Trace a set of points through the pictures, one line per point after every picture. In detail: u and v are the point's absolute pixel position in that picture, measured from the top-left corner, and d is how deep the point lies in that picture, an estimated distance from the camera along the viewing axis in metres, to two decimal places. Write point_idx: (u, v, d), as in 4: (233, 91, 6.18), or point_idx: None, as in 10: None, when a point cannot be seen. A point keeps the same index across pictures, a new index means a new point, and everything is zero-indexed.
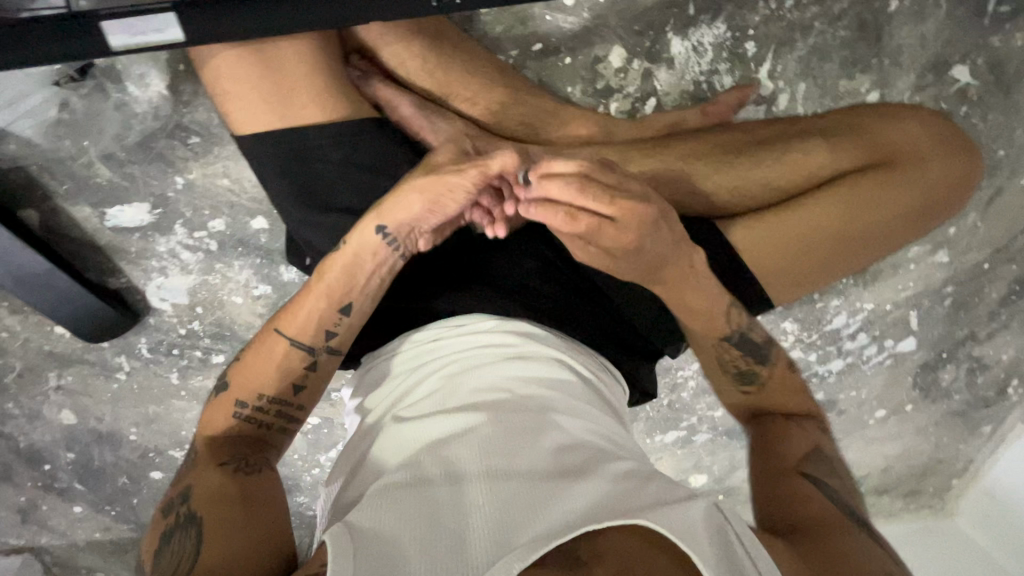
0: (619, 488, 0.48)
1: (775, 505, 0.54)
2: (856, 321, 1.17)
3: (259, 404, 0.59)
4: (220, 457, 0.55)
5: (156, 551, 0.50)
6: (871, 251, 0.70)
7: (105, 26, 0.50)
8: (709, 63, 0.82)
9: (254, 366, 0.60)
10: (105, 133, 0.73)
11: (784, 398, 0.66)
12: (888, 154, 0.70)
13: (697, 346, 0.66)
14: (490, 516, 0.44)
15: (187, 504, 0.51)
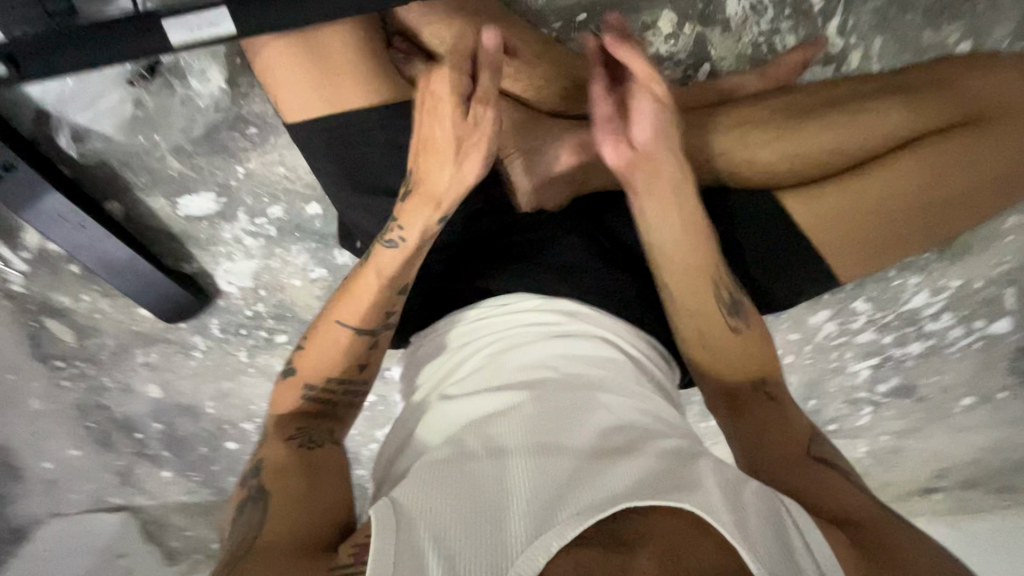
0: (662, 468, 0.47)
1: (811, 491, 0.53)
2: (939, 301, 1.07)
3: (325, 385, 0.62)
4: (292, 432, 0.59)
5: (233, 515, 0.54)
6: (951, 221, 0.63)
7: (166, 25, 0.53)
8: (769, 22, 0.76)
9: (319, 351, 0.62)
10: (174, 127, 0.77)
11: (765, 352, 0.63)
12: (978, 109, 0.62)
13: (697, 257, 0.60)
14: (532, 491, 0.45)
15: (260, 476, 0.55)
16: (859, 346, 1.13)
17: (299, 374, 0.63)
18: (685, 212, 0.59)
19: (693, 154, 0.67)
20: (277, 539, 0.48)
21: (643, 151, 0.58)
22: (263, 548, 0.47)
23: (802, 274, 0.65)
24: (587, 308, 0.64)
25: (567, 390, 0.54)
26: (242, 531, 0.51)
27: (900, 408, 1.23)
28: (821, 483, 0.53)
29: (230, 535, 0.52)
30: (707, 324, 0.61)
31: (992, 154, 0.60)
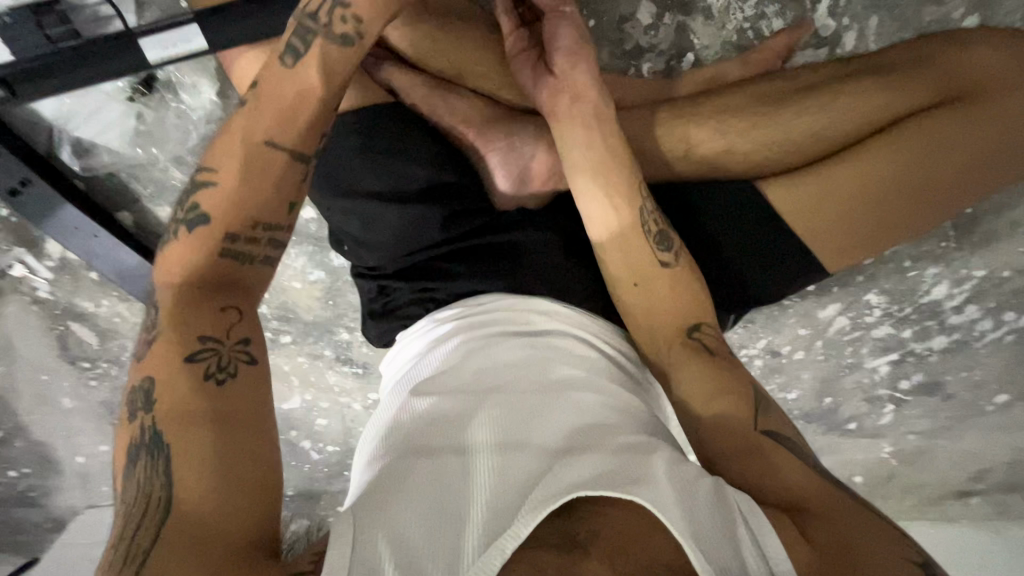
0: (621, 461, 0.47)
1: (760, 475, 0.51)
2: (963, 293, 1.01)
3: (228, 241, 0.52)
4: (189, 344, 0.47)
5: (124, 469, 0.44)
6: (936, 208, 0.61)
7: (145, 42, 0.62)
8: (753, 7, 0.74)
9: (220, 190, 0.52)
10: (171, 139, 0.81)
11: (691, 290, 0.62)
12: (962, 89, 0.60)
13: (623, 186, 0.61)
14: (496, 489, 0.45)
15: (154, 414, 0.44)
16: (876, 341, 1.08)
17: (197, 270, 0.51)
18: (612, 148, 0.62)
19: (672, 146, 0.66)
20: (190, 528, 0.39)
21: (565, 77, 0.63)
22: (172, 547, 0.38)
23: (786, 267, 0.64)
24: (561, 306, 0.64)
25: (532, 386, 0.54)
26: (135, 509, 0.41)
27: (927, 407, 1.16)
28: (771, 463, 0.52)
29: (122, 501, 0.42)
30: (635, 261, 0.61)
31: (977, 135, 0.58)
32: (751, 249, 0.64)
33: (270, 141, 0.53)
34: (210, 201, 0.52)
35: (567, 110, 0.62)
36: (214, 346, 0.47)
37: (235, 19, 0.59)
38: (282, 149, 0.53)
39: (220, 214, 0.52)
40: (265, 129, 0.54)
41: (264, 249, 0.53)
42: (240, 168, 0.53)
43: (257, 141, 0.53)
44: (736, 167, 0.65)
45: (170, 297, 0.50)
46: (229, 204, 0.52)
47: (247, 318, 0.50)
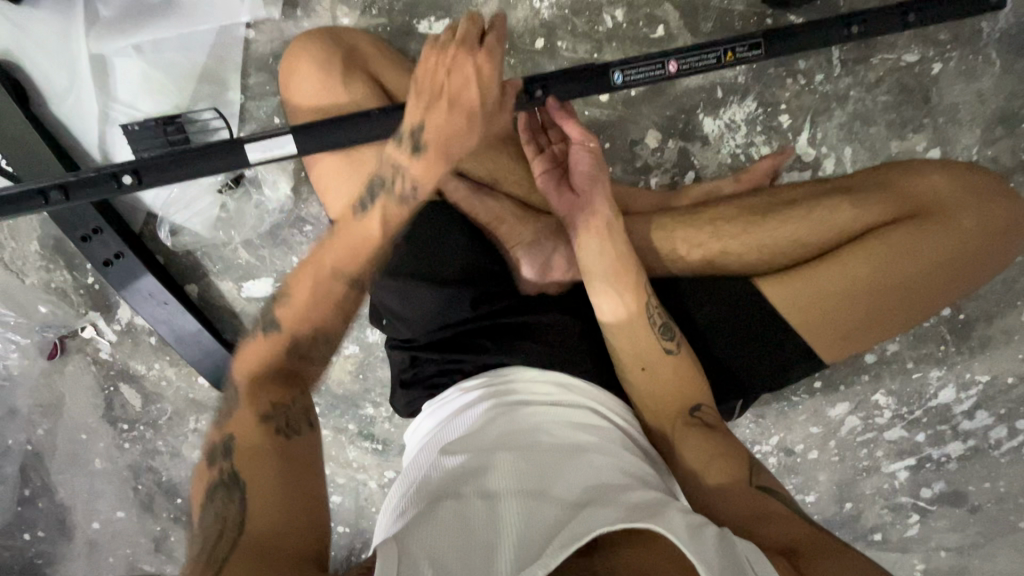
0: (636, 510, 0.51)
1: (757, 518, 0.57)
2: (971, 398, 1.04)
3: (300, 344, 0.65)
4: (261, 410, 0.61)
5: (208, 499, 0.58)
6: (914, 302, 0.69)
7: (247, 147, 0.76)
8: (744, 137, 0.88)
9: (298, 304, 0.65)
10: (246, 224, 0.95)
11: (693, 376, 0.70)
12: (921, 205, 0.70)
13: (632, 287, 0.71)
14: (521, 532, 0.49)
15: (231, 461, 0.59)
16: (890, 444, 1.08)
17: (267, 360, 0.64)
18: (621, 253, 0.73)
19: (673, 248, 0.76)
20: (255, 548, 0.53)
21: (584, 195, 0.76)
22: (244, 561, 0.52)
23: (784, 355, 0.71)
24: (577, 380, 0.70)
25: (551, 445, 0.59)
26: (214, 532, 0.55)
27: (955, 520, 1.12)
28: (767, 510, 0.58)
29: (204, 525, 0.57)
30: (642, 350, 0.70)
31: (938, 241, 0.67)
32: (745, 339, 0.72)
33: (339, 275, 0.65)
34: (283, 314, 0.65)
35: (586, 212, 0.74)
36: (280, 414, 0.62)
37: (317, 132, 0.74)
38: (353, 281, 0.66)
39: (289, 318, 0.65)
40: (335, 266, 0.66)
41: (323, 347, 0.66)
42: (311, 290, 0.65)
43: (329, 275, 0.65)
44: (731, 266, 0.74)
45: (246, 378, 0.64)
46: (299, 311, 0.65)
47: (305, 399, 0.64)
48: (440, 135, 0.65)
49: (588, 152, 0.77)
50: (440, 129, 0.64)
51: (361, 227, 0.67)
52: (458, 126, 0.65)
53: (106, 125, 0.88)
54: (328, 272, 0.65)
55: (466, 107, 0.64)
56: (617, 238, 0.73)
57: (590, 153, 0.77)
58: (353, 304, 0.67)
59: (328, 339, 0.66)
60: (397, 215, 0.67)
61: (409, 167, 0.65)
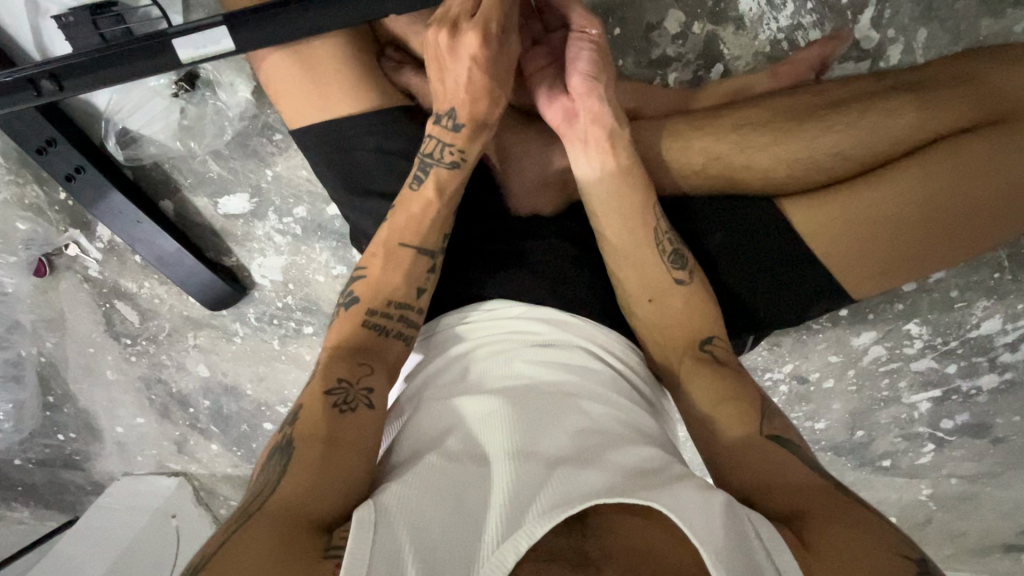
0: (632, 477, 0.49)
1: (762, 474, 0.51)
2: (1018, 329, 0.94)
3: (385, 310, 0.64)
4: (327, 384, 0.58)
5: (262, 465, 0.55)
6: (982, 234, 0.57)
7: (176, 44, 0.65)
8: (789, 17, 0.71)
9: (382, 274, 0.64)
10: (210, 134, 0.86)
11: (706, 307, 0.62)
12: (1008, 108, 0.55)
13: (637, 210, 0.62)
14: (508, 497, 0.47)
15: (292, 427, 0.55)
16: (915, 374, 1.00)
17: (349, 333, 0.63)
18: (631, 169, 0.62)
19: (686, 162, 0.65)
20: (282, 515, 0.48)
21: (579, 98, 0.63)
22: (270, 524, 0.47)
23: (807, 292, 0.61)
24: (569, 317, 0.63)
25: (544, 395, 0.56)
26: (256, 493, 0.51)
27: (974, 451, 1.07)
28: (774, 463, 0.51)
29: (251, 488, 0.53)
30: (647, 280, 0.62)
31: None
32: (767, 271, 0.61)
33: (404, 248, 0.64)
34: (361, 289, 0.65)
35: (581, 112, 0.63)
36: (344, 386, 0.58)
37: (261, 26, 0.64)
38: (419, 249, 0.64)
39: (364, 294, 0.64)
40: (402, 237, 0.64)
41: (398, 325, 0.64)
42: (382, 264, 0.64)
43: (396, 247, 0.64)
44: (754, 186, 0.62)
45: (327, 351, 0.62)
46: (371, 287, 0.64)
47: (377, 373, 0.61)
48: (478, 116, 0.64)
49: (589, 45, 0.64)
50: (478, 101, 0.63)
51: (418, 198, 0.65)
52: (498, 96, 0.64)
53: (37, 15, 0.77)
54: (394, 248, 0.64)
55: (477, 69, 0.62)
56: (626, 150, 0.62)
57: (590, 46, 0.63)
58: (424, 274, 0.65)
59: (401, 316, 0.64)
60: (451, 184, 0.65)
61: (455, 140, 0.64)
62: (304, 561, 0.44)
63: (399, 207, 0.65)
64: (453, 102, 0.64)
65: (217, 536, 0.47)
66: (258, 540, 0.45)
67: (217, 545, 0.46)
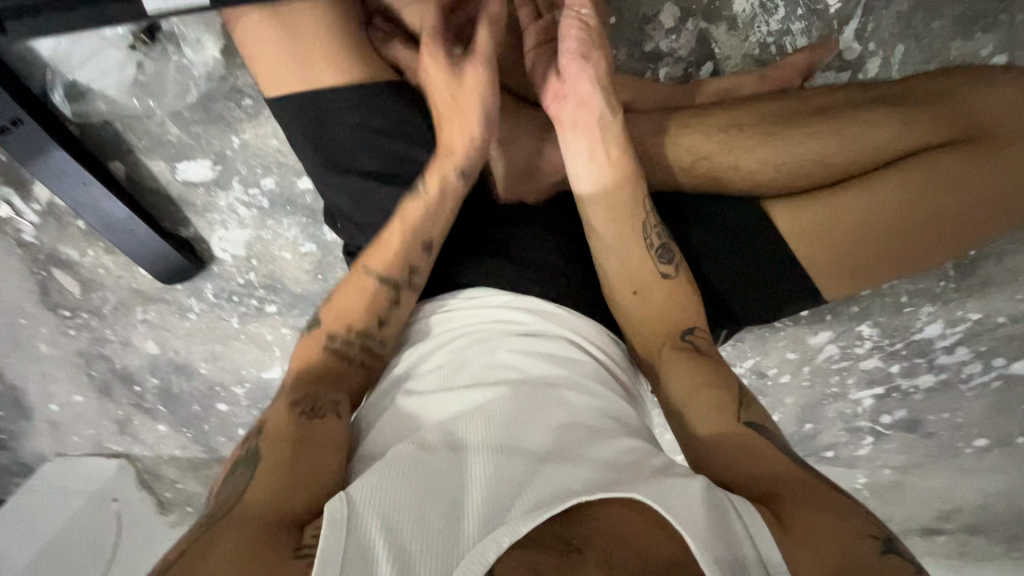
0: (613, 472, 0.49)
1: (739, 462, 0.52)
2: (956, 334, 1.01)
3: (351, 333, 0.62)
4: (295, 399, 0.58)
5: (229, 475, 0.54)
6: (950, 245, 0.60)
7: None
8: (780, 21, 0.72)
9: (349, 298, 0.63)
10: (170, 93, 0.79)
11: (689, 300, 0.62)
12: (982, 125, 0.58)
13: (624, 205, 0.62)
14: (488, 489, 0.47)
15: (258, 439, 0.55)
16: (862, 372, 1.07)
17: (315, 358, 0.61)
18: (622, 163, 0.62)
19: (679, 157, 0.65)
20: (251, 519, 0.47)
21: (570, 81, 0.61)
22: (237, 530, 0.46)
23: (783, 291, 0.63)
24: (553, 307, 0.63)
25: (527, 387, 0.55)
26: (220, 502, 0.50)
27: (906, 444, 1.15)
28: (750, 452, 0.53)
29: (216, 498, 0.52)
30: (633, 272, 0.62)
31: (995, 170, 0.56)
32: (750, 268, 0.62)
33: (370, 273, 0.62)
34: (328, 316, 0.63)
35: (572, 93, 0.61)
36: (312, 398, 0.57)
37: None
38: (385, 274, 0.62)
39: (330, 317, 0.63)
40: (369, 261, 0.63)
41: (364, 352, 0.62)
42: (350, 292, 0.63)
43: (364, 273, 0.63)
44: (738, 185, 0.64)
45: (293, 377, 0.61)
46: (339, 311, 0.63)
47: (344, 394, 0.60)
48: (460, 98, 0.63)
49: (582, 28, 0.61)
50: (467, 122, 0.63)
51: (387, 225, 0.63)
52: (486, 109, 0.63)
53: None
54: (362, 273, 0.63)
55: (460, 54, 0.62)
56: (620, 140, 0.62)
57: (580, 31, 0.61)
58: (389, 302, 0.62)
59: (366, 345, 0.62)
60: (421, 210, 0.62)
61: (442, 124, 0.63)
62: (275, 564, 0.43)
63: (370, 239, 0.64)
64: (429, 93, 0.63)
65: (183, 542, 0.47)
66: (224, 547, 0.44)
67: (182, 551, 0.45)
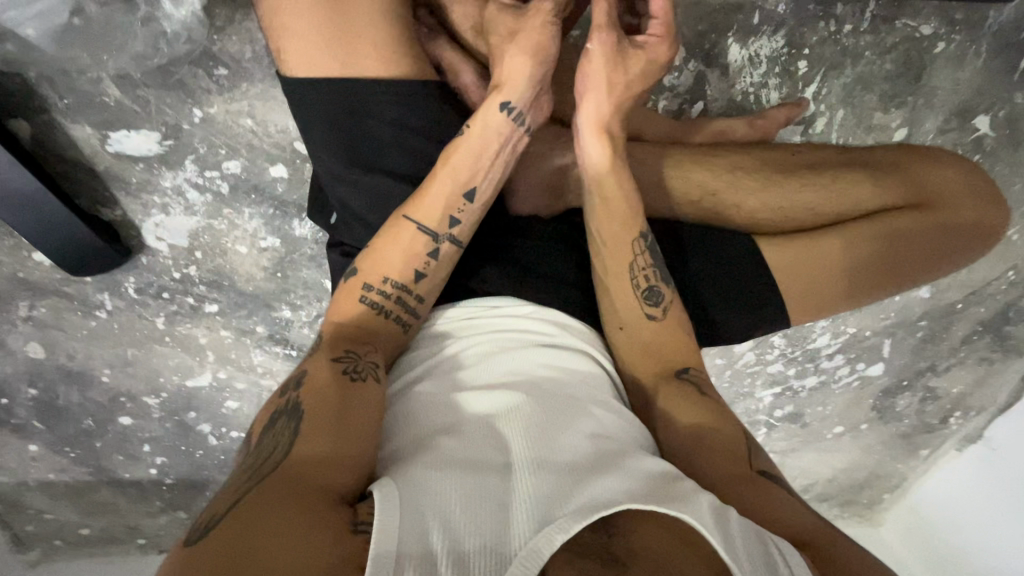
0: (651, 480, 0.47)
1: (757, 501, 0.50)
2: (837, 342, 1.20)
3: (384, 288, 0.60)
4: (334, 353, 0.56)
5: (266, 429, 0.51)
6: (894, 288, 0.72)
7: None
8: (760, 75, 0.83)
9: (386, 247, 0.61)
10: (126, 49, 0.70)
11: (684, 338, 0.65)
12: (929, 195, 0.72)
13: (615, 241, 0.65)
14: (533, 493, 0.44)
15: (298, 392, 0.52)
16: (768, 375, 1.24)
17: (350, 316, 0.59)
18: (619, 202, 0.65)
19: (686, 190, 0.73)
20: (295, 478, 0.44)
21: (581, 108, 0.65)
22: (278, 485, 0.43)
23: (765, 315, 0.70)
24: (574, 323, 0.64)
25: (564, 395, 0.54)
26: (265, 453, 0.47)
27: (788, 432, 1.32)
28: (767, 495, 0.50)
29: (255, 450, 0.49)
30: (621, 307, 0.64)
31: (935, 234, 0.70)
32: (742, 296, 0.69)
33: (408, 221, 0.60)
34: (362, 265, 0.61)
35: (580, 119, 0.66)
36: (352, 356, 0.56)
37: None
38: (424, 228, 0.60)
39: (366, 266, 0.61)
40: (408, 209, 0.61)
41: (397, 306, 0.60)
42: (386, 242, 0.61)
43: (401, 221, 0.61)
44: (737, 222, 0.73)
45: (327, 331, 0.59)
46: (374, 260, 0.61)
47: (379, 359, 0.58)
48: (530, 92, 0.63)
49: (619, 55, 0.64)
50: (522, 83, 0.62)
51: (432, 180, 0.61)
52: (539, 80, 0.63)
53: None
54: (397, 220, 0.61)
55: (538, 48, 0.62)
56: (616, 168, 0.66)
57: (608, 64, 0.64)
58: (424, 256, 0.60)
59: (400, 297, 0.60)
60: (468, 168, 0.61)
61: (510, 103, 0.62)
62: (326, 530, 0.40)
63: (417, 191, 0.61)
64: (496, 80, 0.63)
65: (232, 493, 0.44)
66: (271, 506, 0.41)
67: (233, 500, 0.43)
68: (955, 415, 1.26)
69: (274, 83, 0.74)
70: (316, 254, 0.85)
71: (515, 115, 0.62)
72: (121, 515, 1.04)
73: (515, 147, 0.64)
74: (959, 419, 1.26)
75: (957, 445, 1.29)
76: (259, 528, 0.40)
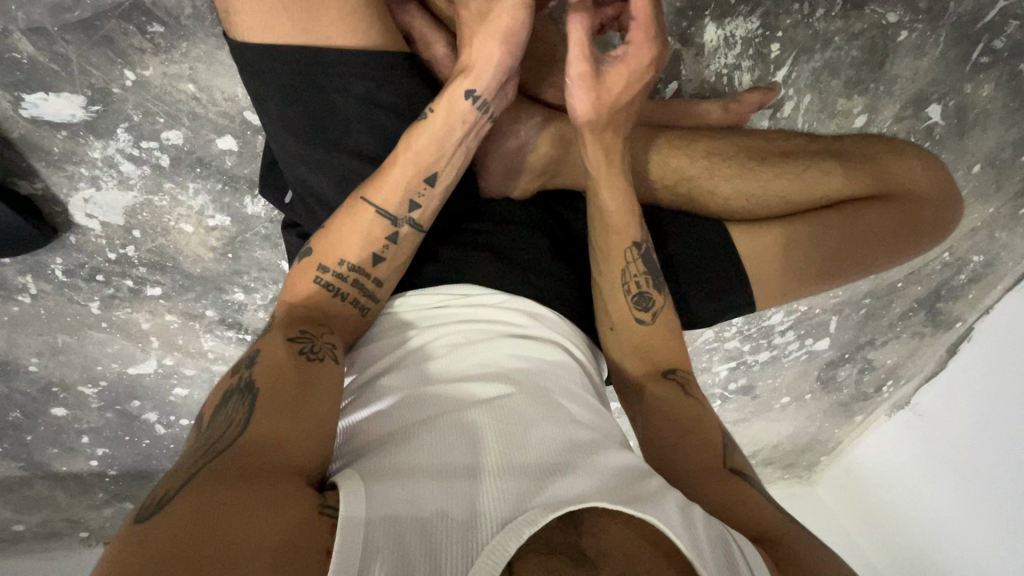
0: (623, 479, 0.43)
1: (728, 500, 0.50)
2: (790, 319, 1.15)
3: (339, 271, 0.56)
4: (289, 333, 0.52)
5: (215, 409, 0.46)
6: (854, 274, 0.74)
7: None
8: (734, 57, 0.84)
9: (342, 227, 0.57)
10: (42, 1, 0.62)
11: (673, 343, 0.66)
12: (891, 187, 0.74)
13: (610, 249, 0.64)
14: (501, 487, 0.40)
15: (251, 370, 0.48)
16: (725, 351, 1.17)
17: (304, 298, 0.55)
18: (615, 212, 0.64)
19: (663, 174, 0.74)
20: (254, 456, 0.40)
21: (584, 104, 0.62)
22: (237, 461, 0.39)
23: (733, 300, 0.70)
24: (545, 310, 0.60)
25: (538, 384, 0.50)
26: (217, 432, 0.43)
27: (740, 404, 1.28)
28: (737, 493, 0.51)
29: (204, 432, 0.44)
30: (612, 309, 0.64)
31: (896, 224, 0.73)
32: (710, 281, 0.70)
33: (365, 204, 0.57)
34: (318, 244, 0.57)
35: (584, 114, 0.63)
36: (308, 337, 0.52)
37: None
38: (382, 212, 0.56)
39: (321, 246, 0.57)
40: (365, 191, 0.57)
41: (354, 289, 0.56)
42: (343, 223, 0.57)
43: (357, 203, 0.57)
44: (710, 206, 0.75)
45: (280, 313, 0.55)
46: (330, 241, 0.57)
47: (337, 350, 0.53)
48: (498, 78, 0.59)
49: (608, 69, 0.62)
50: (489, 69, 0.58)
51: (389, 163, 0.57)
52: (506, 66, 0.59)
53: None
54: (354, 202, 0.57)
55: (506, 29, 0.58)
56: (614, 170, 0.65)
57: (596, 95, 0.62)
58: (382, 240, 0.57)
59: (355, 280, 0.56)
60: (429, 152, 0.58)
61: (477, 88, 0.59)
62: (292, 506, 0.37)
63: (375, 173, 0.58)
64: (463, 63, 0.59)
65: (181, 474, 0.39)
66: (228, 482, 0.37)
67: (183, 480, 0.38)
68: (887, 384, 1.28)
69: (218, 44, 0.68)
70: (270, 233, 0.79)
71: (480, 104, 0.59)
72: (60, 508, 0.96)
73: (478, 133, 0.61)
74: (891, 387, 1.28)
75: (888, 411, 1.32)
76: (216, 503, 0.35)
